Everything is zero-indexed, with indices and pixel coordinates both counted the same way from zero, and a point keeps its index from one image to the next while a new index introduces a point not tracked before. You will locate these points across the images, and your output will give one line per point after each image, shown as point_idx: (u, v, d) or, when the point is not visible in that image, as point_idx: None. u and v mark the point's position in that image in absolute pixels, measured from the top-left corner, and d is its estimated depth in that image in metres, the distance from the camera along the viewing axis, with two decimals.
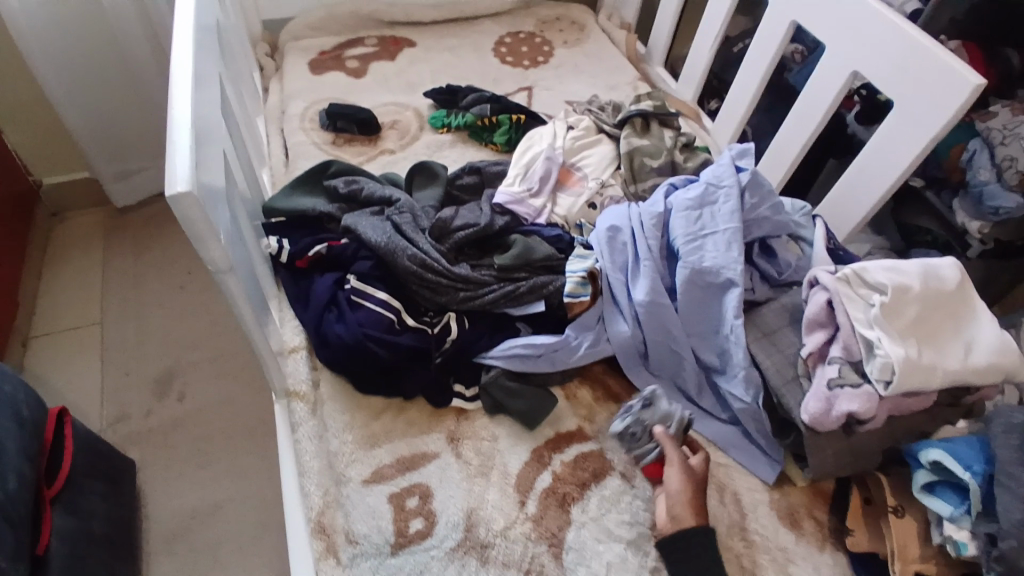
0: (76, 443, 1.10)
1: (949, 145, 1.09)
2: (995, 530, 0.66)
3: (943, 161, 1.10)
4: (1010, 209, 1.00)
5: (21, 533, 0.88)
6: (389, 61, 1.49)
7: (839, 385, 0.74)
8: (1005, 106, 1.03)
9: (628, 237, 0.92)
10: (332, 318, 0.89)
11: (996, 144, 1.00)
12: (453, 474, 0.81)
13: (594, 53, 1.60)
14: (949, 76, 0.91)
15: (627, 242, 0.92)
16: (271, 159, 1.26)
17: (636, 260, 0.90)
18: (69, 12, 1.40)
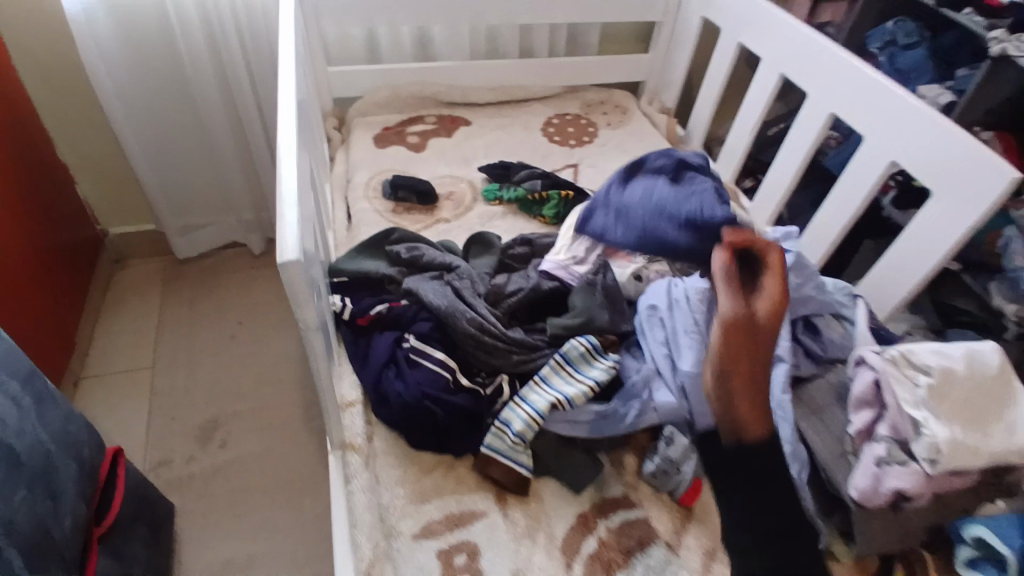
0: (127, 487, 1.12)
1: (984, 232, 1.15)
2: None
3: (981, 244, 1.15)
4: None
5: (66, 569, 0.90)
6: (446, 138, 1.62)
7: (887, 462, 0.74)
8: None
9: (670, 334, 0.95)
10: (391, 375, 0.93)
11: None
12: (500, 534, 0.83)
13: (635, 134, 1.71)
14: (990, 167, 0.96)
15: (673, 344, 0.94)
16: (335, 222, 1.37)
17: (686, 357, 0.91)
18: (156, 80, 1.58)
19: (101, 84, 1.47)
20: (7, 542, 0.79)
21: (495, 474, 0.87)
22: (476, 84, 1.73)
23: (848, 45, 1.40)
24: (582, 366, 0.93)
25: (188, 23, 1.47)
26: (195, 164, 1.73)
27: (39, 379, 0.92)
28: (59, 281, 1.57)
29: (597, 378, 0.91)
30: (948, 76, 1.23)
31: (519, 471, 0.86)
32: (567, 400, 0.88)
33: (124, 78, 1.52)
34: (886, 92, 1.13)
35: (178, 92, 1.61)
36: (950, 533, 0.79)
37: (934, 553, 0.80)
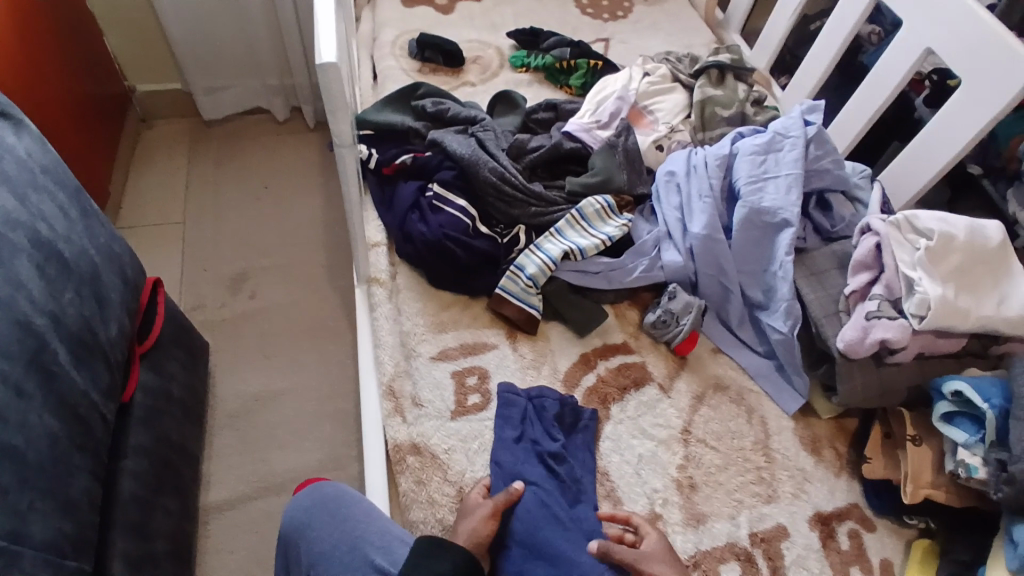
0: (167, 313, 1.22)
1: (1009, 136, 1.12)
2: (1004, 457, 0.71)
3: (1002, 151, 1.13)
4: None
5: (113, 371, 1.00)
6: (475, 2, 1.55)
7: (876, 316, 0.79)
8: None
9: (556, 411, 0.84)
10: (415, 218, 0.97)
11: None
12: (509, 363, 0.90)
13: (672, 13, 1.63)
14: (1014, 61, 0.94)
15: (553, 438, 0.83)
16: (360, 80, 1.36)
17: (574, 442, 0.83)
18: None
19: None
20: (55, 334, 0.87)
21: (507, 313, 0.93)
22: None
23: None
24: (596, 223, 0.96)
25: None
26: (219, 23, 1.67)
27: (85, 196, 1.01)
28: (93, 128, 1.58)
29: (610, 235, 0.95)
30: None
31: (529, 312, 0.92)
32: (579, 250, 0.93)
33: None
34: None
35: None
36: (928, 390, 0.82)
37: (911, 410, 0.84)
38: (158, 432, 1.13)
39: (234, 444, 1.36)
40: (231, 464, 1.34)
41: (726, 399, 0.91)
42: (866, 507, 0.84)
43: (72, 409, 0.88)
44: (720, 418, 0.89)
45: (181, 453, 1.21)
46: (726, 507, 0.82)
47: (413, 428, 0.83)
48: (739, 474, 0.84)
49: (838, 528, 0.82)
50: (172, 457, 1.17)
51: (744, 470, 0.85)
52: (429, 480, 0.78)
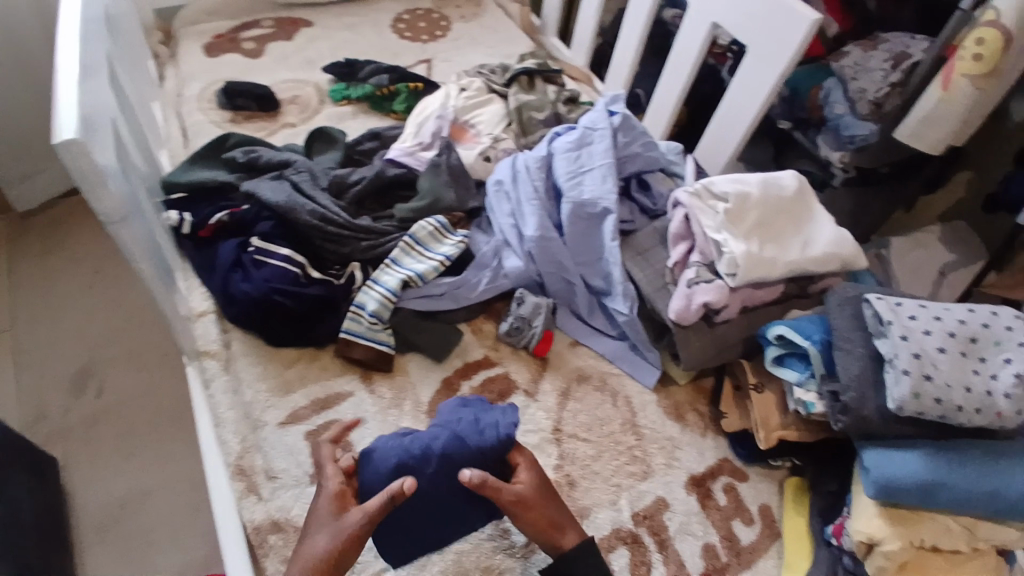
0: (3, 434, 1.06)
1: (807, 87, 1.22)
2: (837, 387, 0.75)
3: (805, 102, 1.23)
4: (864, 136, 1.13)
5: None
6: (287, 41, 1.50)
7: (695, 283, 0.84)
8: (854, 46, 1.15)
9: (447, 442, 0.68)
10: (238, 277, 0.91)
11: (848, 79, 1.13)
12: (367, 408, 0.87)
13: (489, 26, 1.67)
14: (794, 15, 1.03)
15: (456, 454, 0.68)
16: (169, 139, 1.26)
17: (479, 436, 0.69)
18: None
19: None
20: None
21: (357, 355, 0.89)
22: None
23: None
24: (431, 245, 0.95)
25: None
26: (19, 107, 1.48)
27: None
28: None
29: (448, 254, 0.94)
30: None
31: (380, 349, 0.89)
32: (419, 276, 0.91)
33: None
34: None
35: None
36: (760, 341, 0.86)
37: (751, 361, 0.89)
38: (18, 563, 0.98)
39: (106, 563, 1.21)
40: None
41: (591, 389, 0.92)
42: (736, 458, 0.88)
43: None
44: (587, 409, 0.90)
45: None
46: (606, 495, 0.82)
47: (271, 504, 0.78)
48: (613, 461, 0.85)
49: (713, 486, 0.85)
50: None
51: (617, 455, 0.86)
52: None
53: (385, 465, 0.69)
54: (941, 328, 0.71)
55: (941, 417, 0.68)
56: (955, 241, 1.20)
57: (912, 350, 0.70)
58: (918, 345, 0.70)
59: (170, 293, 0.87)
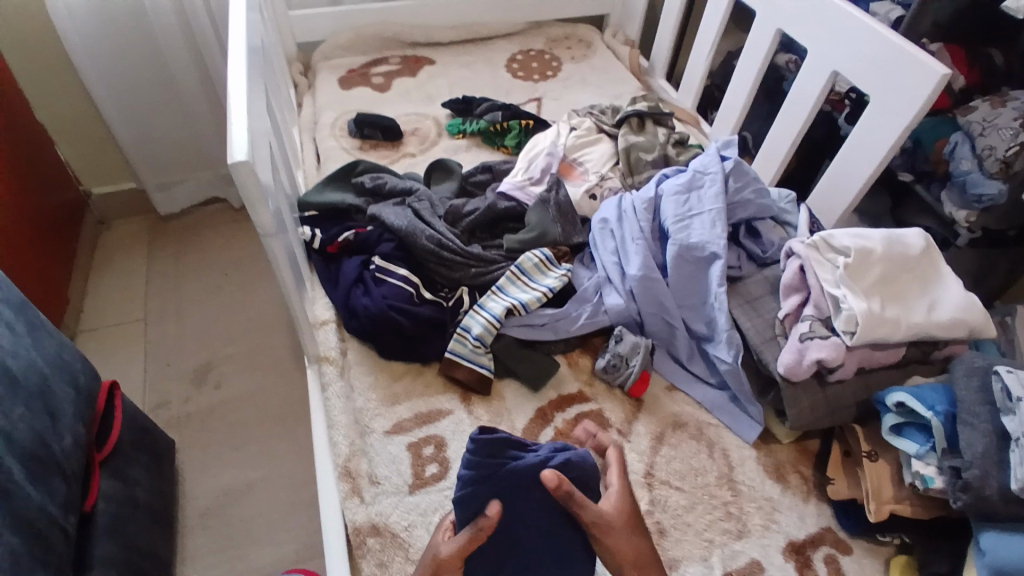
0: (124, 415, 1.19)
1: (934, 139, 1.16)
2: (958, 464, 0.70)
3: (929, 155, 1.17)
4: (992, 195, 1.07)
5: (71, 483, 0.98)
6: (411, 77, 1.62)
7: (809, 337, 0.81)
8: (982, 101, 1.10)
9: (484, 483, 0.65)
10: (360, 292, 0.99)
11: (975, 135, 1.08)
12: (465, 428, 0.90)
13: (598, 67, 1.73)
14: (923, 66, 0.99)
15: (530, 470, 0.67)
16: (304, 163, 1.40)
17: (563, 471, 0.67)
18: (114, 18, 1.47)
19: (65, 32, 1.41)
20: (8, 453, 0.85)
21: (460, 376, 0.93)
22: (437, 22, 1.72)
23: None
24: (535, 276, 0.99)
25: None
26: (165, 124, 1.69)
27: (31, 309, 1.01)
28: (50, 240, 1.54)
29: (551, 287, 0.97)
30: None
31: (481, 372, 0.93)
32: (522, 305, 0.95)
33: (87, 24, 1.44)
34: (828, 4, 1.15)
35: (141, 45, 1.54)
36: (875, 404, 0.82)
37: (864, 427, 0.84)
38: (124, 541, 1.08)
39: (208, 545, 1.31)
40: (204, 565, 1.28)
41: (686, 436, 0.91)
42: (840, 529, 0.83)
43: (30, 525, 0.85)
44: (681, 456, 0.89)
45: (150, 562, 1.16)
46: (697, 549, 0.80)
47: (372, 507, 0.82)
48: (706, 514, 0.83)
49: (813, 555, 0.81)
50: (139, 567, 1.12)
51: (710, 508, 0.84)
52: (389, 561, 0.78)
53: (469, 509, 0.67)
54: None
55: None
56: None
57: None
58: None
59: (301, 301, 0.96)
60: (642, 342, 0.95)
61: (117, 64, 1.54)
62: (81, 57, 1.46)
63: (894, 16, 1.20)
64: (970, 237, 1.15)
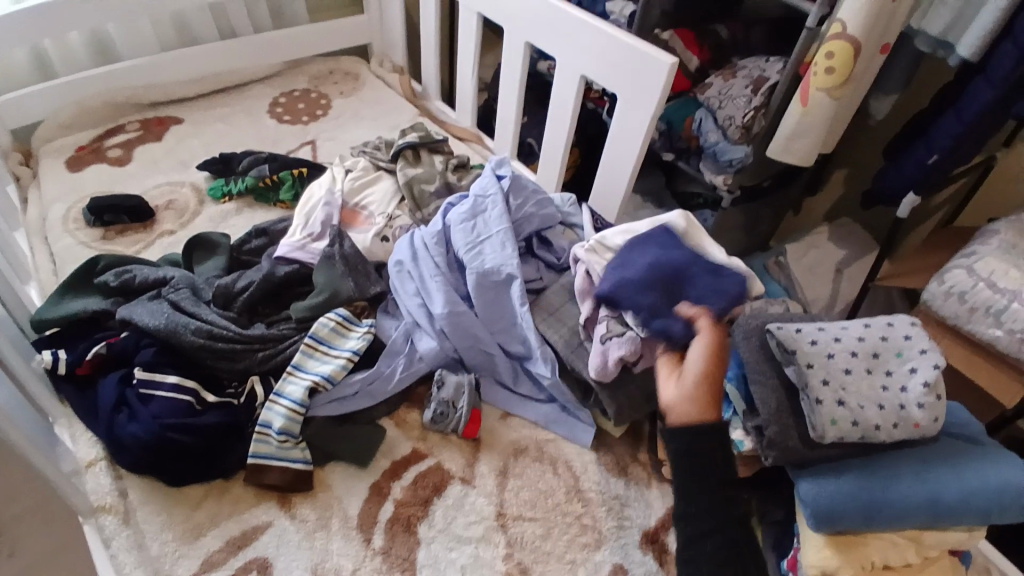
0: None
1: (682, 118, 1.29)
2: (759, 423, 0.76)
3: (682, 132, 1.30)
4: (740, 158, 1.20)
5: None
6: (156, 142, 1.42)
7: (609, 338, 0.83)
8: (715, 77, 1.23)
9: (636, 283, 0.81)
10: (123, 419, 0.82)
11: (716, 109, 1.21)
12: (290, 536, 0.79)
13: (371, 99, 1.67)
14: (651, 59, 1.09)
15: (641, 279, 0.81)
16: (34, 270, 1.14)
17: (705, 292, 0.81)
18: None
19: None
20: None
21: (271, 480, 0.81)
22: (178, 76, 1.52)
23: None
24: (333, 344, 0.90)
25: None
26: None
27: None
28: None
29: (354, 349, 0.89)
30: None
31: (296, 468, 0.82)
32: (327, 379, 0.85)
33: None
34: (563, 14, 1.22)
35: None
36: None
37: None
38: None
39: None
40: None
41: (530, 461, 0.88)
42: None
43: None
44: (529, 483, 0.86)
45: None
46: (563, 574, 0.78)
47: None
48: (563, 533, 0.81)
49: (665, 535, 0.83)
50: None
51: (566, 527, 0.82)
52: None
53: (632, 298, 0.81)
54: (843, 348, 0.74)
55: (863, 437, 0.70)
56: (842, 238, 1.28)
57: (821, 376, 0.72)
58: (826, 371, 0.72)
59: (52, 456, 0.76)
60: (463, 380, 0.90)
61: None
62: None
63: (628, 13, 1.31)
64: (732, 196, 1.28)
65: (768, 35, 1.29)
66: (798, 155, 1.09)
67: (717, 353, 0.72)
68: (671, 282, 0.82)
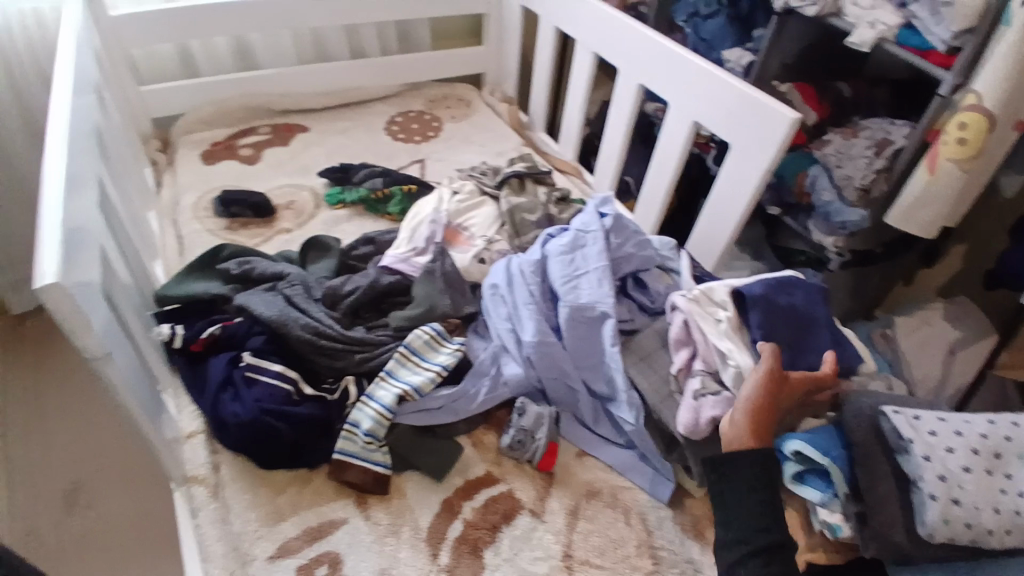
0: None
1: (794, 171, 1.23)
2: (861, 509, 0.73)
3: (793, 189, 1.24)
4: (855, 221, 1.14)
5: None
6: (284, 147, 1.54)
7: (702, 394, 0.81)
8: (835, 134, 1.20)
9: (765, 320, 0.82)
10: (228, 397, 0.88)
11: (832, 167, 1.16)
12: (362, 537, 0.81)
13: (479, 126, 1.73)
14: (772, 112, 1.07)
15: (768, 310, 0.83)
16: (165, 249, 1.26)
17: (821, 350, 0.83)
18: None
19: None
20: None
21: (352, 477, 0.84)
22: (309, 89, 1.66)
23: (658, 22, 1.51)
24: (423, 356, 0.92)
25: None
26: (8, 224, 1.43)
27: None
28: None
29: (443, 365, 0.91)
30: (748, 40, 1.38)
31: (376, 470, 0.84)
32: (415, 390, 0.88)
33: None
34: (680, 60, 1.23)
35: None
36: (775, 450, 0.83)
37: None
38: None
39: None
40: None
41: (602, 506, 0.86)
42: None
43: None
44: (599, 529, 0.84)
45: None
46: None
47: None
48: None
49: None
50: None
51: None
52: None
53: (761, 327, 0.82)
54: (964, 444, 0.68)
55: (974, 543, 0.65)
56: (962, 318, 1.19)
57: (936, 471, 0.67)
58: (942, 466, 0.67)
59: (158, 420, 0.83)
60: (546, 412, 0.90)
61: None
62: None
63: (745, 62, 1.30)
64: (841, 260, 1.24)
65: (891, 96, 1.27)
66: (921, 226, 1.03)
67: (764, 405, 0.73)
68: (798, 320, 0.84)
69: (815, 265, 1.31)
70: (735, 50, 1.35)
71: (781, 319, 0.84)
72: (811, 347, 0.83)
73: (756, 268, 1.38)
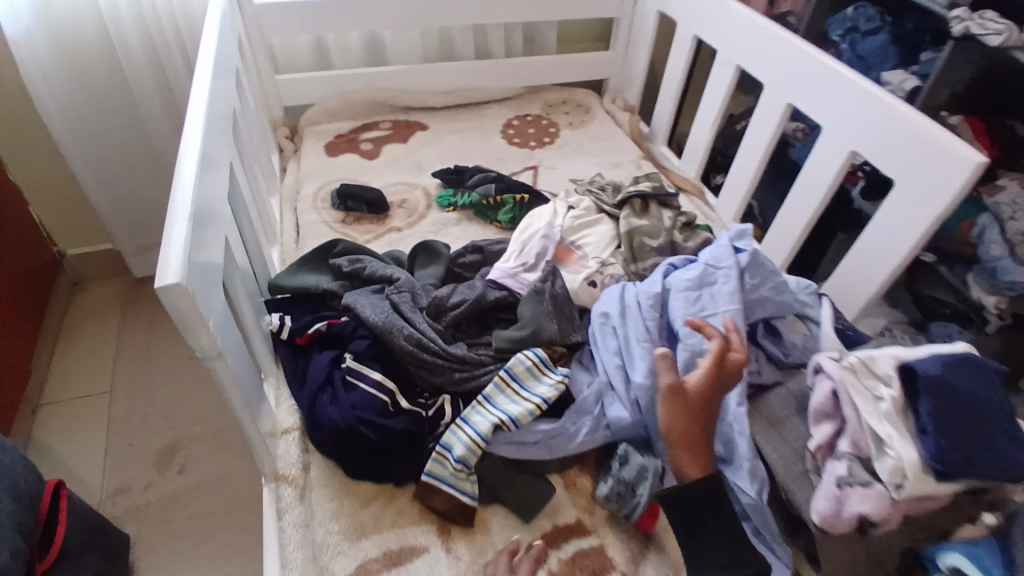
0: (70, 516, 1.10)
1: (959, 221, 1.07)
2: None
3: (954, 238, 1.08)
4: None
5: None
6: (401, 143, 1.55)
7: (848, 484, 0.68)
8: (1012, 180, 1.02)
9: (939, 408, 0.67)
10: (326, 399, 0.88)
11: (1008, 220, 0.99)
12: (441, 571, 0.77)
13: (597, 134, 1.64)
14: (953, 152, 0.90)
15: (942, 397, 0.68)
16: (282, 236, 1.30)
17: (1004, 451, 0.67)
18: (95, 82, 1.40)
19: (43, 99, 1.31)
20: None
21: (437, 504, 0.80)
22: (430, 87, 1.65)
23: (809, 33, 1.35)
24: (524, 383, 0.86)
25: (129, 41, 1.32)
26: (155, 189, 1.59)
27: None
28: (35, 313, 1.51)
29: (543, 396, 0.84)
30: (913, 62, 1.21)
31: (462, 500, 0.79)
32: (511, 420, 0.81)
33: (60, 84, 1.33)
34: (843, 79, 1.07)
35: (127, 124, 1.47)
36: (922, 560, 0.72)
37: None
38: None
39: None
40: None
41: None
42: None
43: None
44: None
45: None
46: None
47: None
48: None
49: None
50: None
51: None
52: None
53: (932, 417, 0.67)
54: None
55: None
56: None
57: None
58: None
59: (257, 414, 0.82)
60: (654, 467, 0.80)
61: (95, 142, 1.45)
62: (60, 131, 1.35)
63: (909, 87, 1.13)
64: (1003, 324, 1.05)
65: None
66: None
67: (677, 424, 0.75)
68: (982, 412, 0.68)
69: (960, 321, 1.13)
70: (896, 73, 1.18)
71: (960, 407, 0.68)
72: (994, 445, 0.67)
73: (903, 321, 1.19)
